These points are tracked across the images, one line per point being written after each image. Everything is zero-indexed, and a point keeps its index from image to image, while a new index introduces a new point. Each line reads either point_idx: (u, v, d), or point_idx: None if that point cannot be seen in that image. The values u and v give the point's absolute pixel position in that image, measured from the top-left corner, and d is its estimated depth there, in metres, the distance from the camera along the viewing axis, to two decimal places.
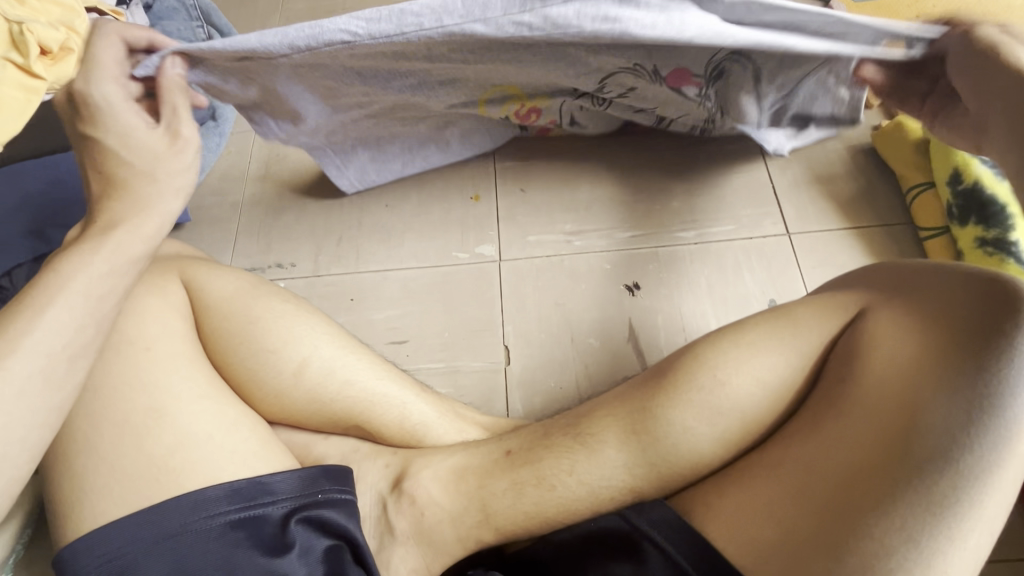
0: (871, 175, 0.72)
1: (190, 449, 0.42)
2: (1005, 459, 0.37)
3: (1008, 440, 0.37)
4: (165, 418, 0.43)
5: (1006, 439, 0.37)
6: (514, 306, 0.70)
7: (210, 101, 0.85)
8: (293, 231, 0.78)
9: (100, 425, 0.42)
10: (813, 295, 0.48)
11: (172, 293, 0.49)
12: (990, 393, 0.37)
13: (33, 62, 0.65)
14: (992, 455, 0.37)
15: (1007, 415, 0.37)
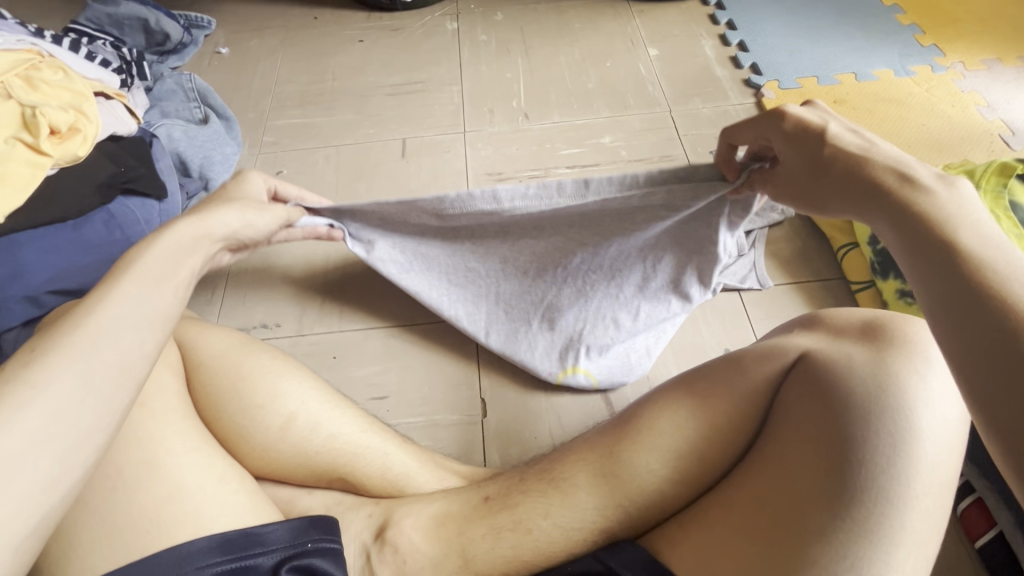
0: (805, 236, 0.81)
1: (181, 502, 0.44)
2: (925, 484, 0.41)
3: (924, 467, 0.41)
4: (157, 471, 0.45)
5: (922, 466, 0.41)
6: (490, 362, 0.74)
7: (203, 173, 0.92)
8: (279, 294, 0.82)
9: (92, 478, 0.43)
10: (760, 343, 0.52)
11: (167, 352, 0.53)
12: (908, 426, 0.42)
13: (44, 142, 0.71)
14: (912, 480, 0.41)
15: (921, 444, 0.41)
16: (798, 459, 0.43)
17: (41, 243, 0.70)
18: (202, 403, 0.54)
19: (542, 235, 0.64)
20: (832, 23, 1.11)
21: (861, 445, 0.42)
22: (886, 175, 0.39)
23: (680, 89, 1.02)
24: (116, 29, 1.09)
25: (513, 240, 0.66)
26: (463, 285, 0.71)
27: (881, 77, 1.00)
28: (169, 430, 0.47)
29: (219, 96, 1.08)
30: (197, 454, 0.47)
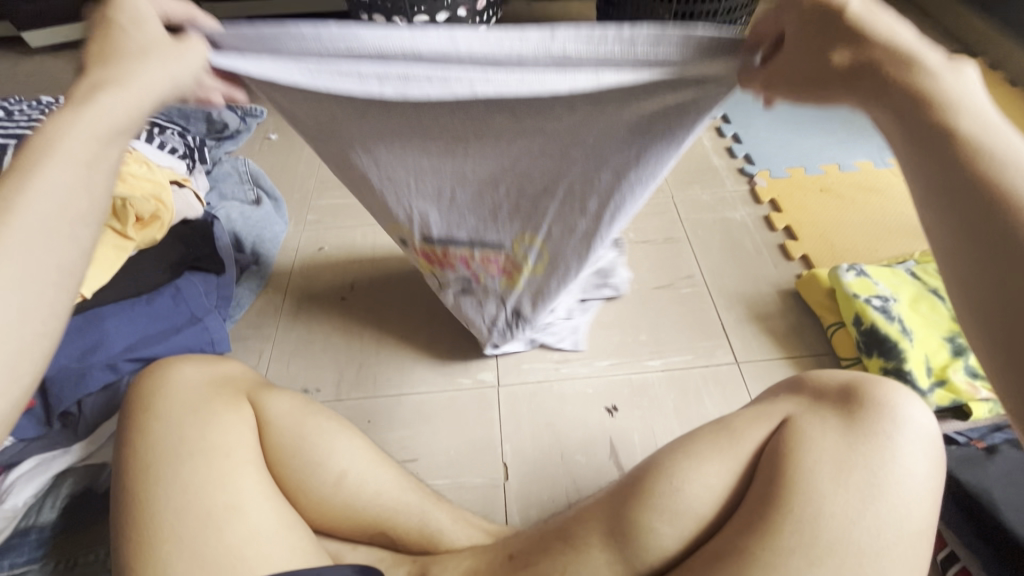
0: (798, 313, 0.89)
1: (260, 541, 0.54)
2: (889, 537, 0.48)
3: (887, 523, 0.48)
4: (239, 515, 0.54)
5: (886, 523, 0.48)
6: (511, 426, 0.81)
7: (255, 248, 1.04)
8: (319, 360, 0.91)
9: (186, 517, 0.53)
10: (750, 407, 0.59)
11: (244, 411, 0.62)
12: (873, 486, 0.49)
13: (131, 228, 0.83)
14: (876, 534, 0.48)
15: (886, 503, 0.48)
16: (771, 494, 0.51)
17: (122, 315, 0.81)
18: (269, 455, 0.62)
19: (522, 132, 0.58)
20: (817, 117, 1.24)
21: (833, 504, 0.49)
22: (921, 50, 0.35)
23: (681, 176, 1.14)
24: (183, 120, 1.25)
25: (486, 138, 0.59)
26: (420, 170, 0.64)
27: (861, 168, 1.12)
28: (249, 478, 0.57)
29: (269, 177, 1.21)
30: (269, 502, 0.57)
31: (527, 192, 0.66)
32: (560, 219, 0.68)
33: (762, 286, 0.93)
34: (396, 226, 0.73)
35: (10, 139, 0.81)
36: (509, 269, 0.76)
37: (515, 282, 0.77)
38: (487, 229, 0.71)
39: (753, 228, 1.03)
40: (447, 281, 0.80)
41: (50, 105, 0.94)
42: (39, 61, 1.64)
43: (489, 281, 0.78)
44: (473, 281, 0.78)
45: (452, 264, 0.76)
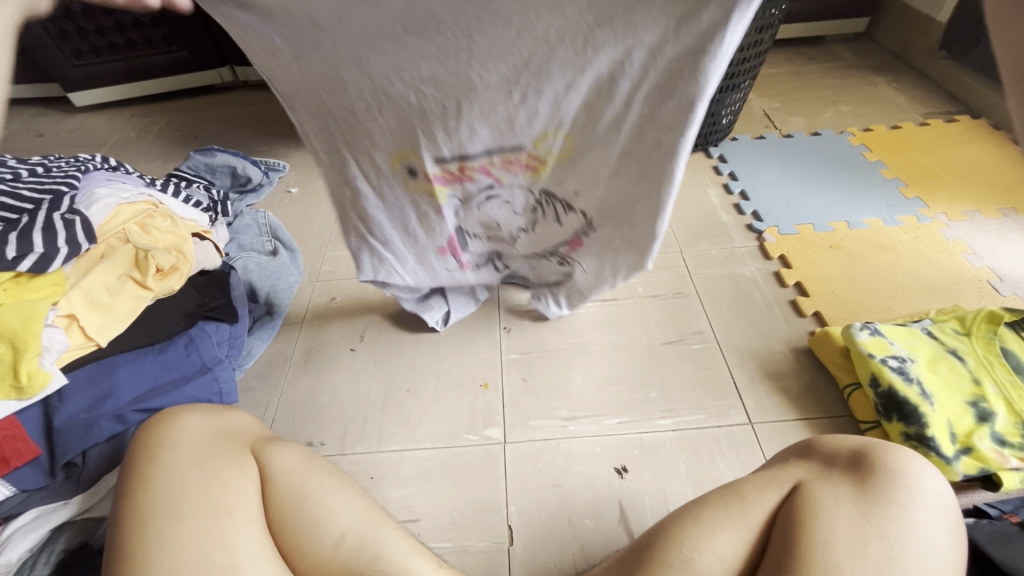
0: (812, 373, 0.87)
1: None
2: None
3: None
4: None
5: None
6: (516, 486, 0.79)
7: (268, 298, 1.06)
8: (325, 413, 0.90)
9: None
10: (761, 470, 0.57)
11: (248, 465, 0.62)
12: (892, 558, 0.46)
13: (151, 279, 0.85)
14: None
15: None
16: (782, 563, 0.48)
17: (134, 364, 0.82)
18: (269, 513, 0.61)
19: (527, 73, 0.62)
20: (823, 176, 1.26)
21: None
22: None
23: (689, 231, 1.15)
24: (209, 174, 1.31)
25: (489, 85, 0.63)
26: (427, 116, 0.66)
27: (870, 225, 1.12)
28: (247, 537, 0.56)
29: (287, 230, 1.25)
30: (268, 564, 0.56)
31: (533, 74, 0.62)
32: (585, 122, 0.67)
33: (774, 344, 0.92)
34: (403, 151, 0.70)
35: (45, 194, 0.85)
36: (534, 165, 0.73)
37: (540, 173, 0.75)
38: (512, 113, 0.66)
39: (763, 284, 1.02)
40: (467, 194, 0.78)
41: (85, 162, 1.00)
42: (82, 120, 1.75)
43: (511, 180, 0.76)
44: (494, 186, 0.77)
45: (469, 176, 0.74)
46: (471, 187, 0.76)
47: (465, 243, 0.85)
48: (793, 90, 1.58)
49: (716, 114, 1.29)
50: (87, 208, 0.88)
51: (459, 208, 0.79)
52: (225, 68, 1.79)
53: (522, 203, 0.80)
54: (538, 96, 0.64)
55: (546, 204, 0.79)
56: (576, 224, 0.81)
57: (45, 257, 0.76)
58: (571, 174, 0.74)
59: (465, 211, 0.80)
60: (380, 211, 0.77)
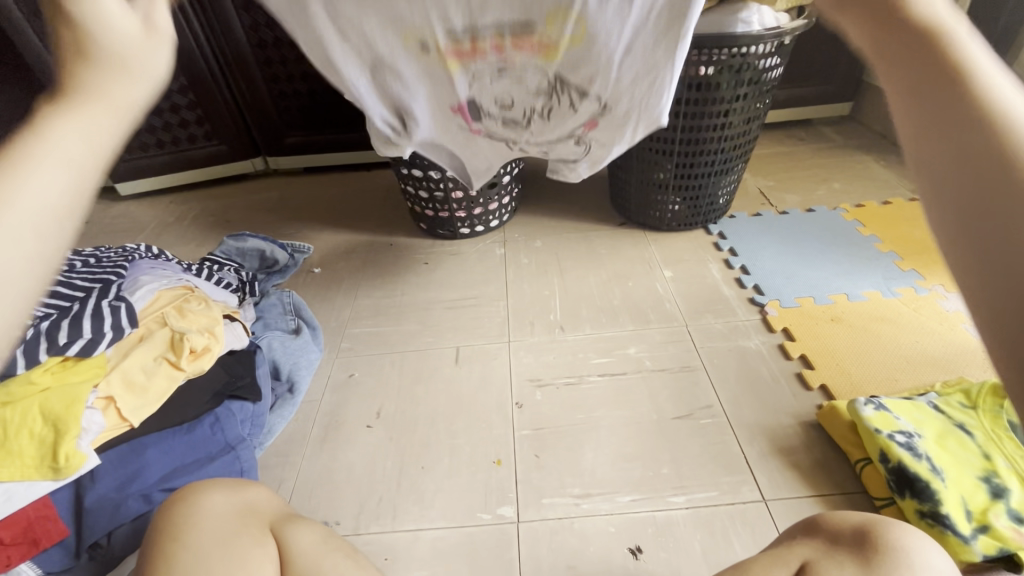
0: (823, 447, 0.88)
1: None
2: None
3: None
4: None
5: None
6: (529, 567, 0.79)
7: (290, 375, 1.10)
8: (341, 492, 0.91)
9: None
10: (771, 547, 0.58)
11: (269, 546, 0.64)
12: None
13: (184, 360, 0.91)
14: None
15: None
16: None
17: (161, 445, 0.85)
18: None
19: None
20: (820, 250, 1.31)
21: None
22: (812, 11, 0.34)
23: (693, 305, 1.20)
24: (240, 258, 1.41)
25: None
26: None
27: (870, 297, 1.16)
28: None
29: (310, 307, 1.32)
30: None
31: None
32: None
33: (782, 418, 0.93)
34: (412, 32, 0.87)
35: (97, 282, 0.94)
36: (543, 42, 0.87)
37: (559, 445, 0.94)
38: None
39: (768, 357, 1.05)
40: (478, 71, 0.92)
41: (132, 252, 1.09)
42: (125, 208, 1.90)
43: (522, 55, 0.89)
44: (531, 436, 0.96)
45: (478, 52, 0.89)
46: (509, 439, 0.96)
47: (476, 115, 1.00)
48: (786, 169, 1.68)
49: (713, 195, 1.38)
50: (132, 293, 0.96)
51: (472, 80, 0.93)
52: (258, 158, 1.95)
53: (530, 80, 0.93)
54: (542, 342, 1.15)
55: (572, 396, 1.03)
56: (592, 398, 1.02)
57: (91, 342, 0.83)
58: (564, 365, 1.09)
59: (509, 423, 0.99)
60: (446, 396, 1.06)
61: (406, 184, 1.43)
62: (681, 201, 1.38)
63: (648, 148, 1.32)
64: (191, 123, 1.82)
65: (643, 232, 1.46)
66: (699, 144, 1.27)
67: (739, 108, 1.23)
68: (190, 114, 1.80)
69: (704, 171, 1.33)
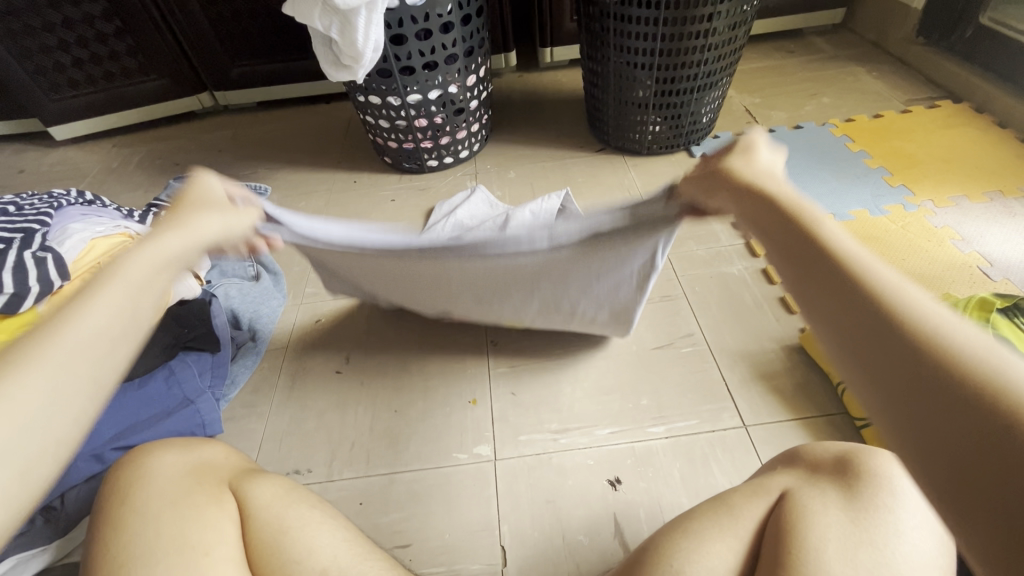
0: (805, 371, 0.86)
1: None
2: None
3: None
4: None
5: None
6: (508, 505, 0.77)
7: (253, 325, 1.04)
8: (313, 438, 0.88)
9: None
10: (751, 480, 0.58)
11: (226, 502, 0.60)
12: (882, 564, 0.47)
13: None
14: None
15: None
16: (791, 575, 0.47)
17: (113, 402, 0.80)
18: (253, 552, 0.58)
19: None
20: (806, 169, 1.25)
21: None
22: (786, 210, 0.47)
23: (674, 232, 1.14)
24: None
25: None
26: None
27: (856, 216, 1.11)
28: None
29: (269, 252, 1.23)
30: None
31: None
32: None
33: (765, 343, 0.90)
34: None
35: (17, 233, 0.84)
36: None
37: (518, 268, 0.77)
38: None
39: (750, 282, 1.01)
40: None
41: (60, 198, 0.98)
42: (64, 154, 1.75)
43: None
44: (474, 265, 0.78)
45: None
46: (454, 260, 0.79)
47: None
48: (773, 85, 1.58)
49: (696, 112, 1.29)
50: (61, 243, 0.87)
51: None
52: (204, 93, 1.79)
53: None
54: None
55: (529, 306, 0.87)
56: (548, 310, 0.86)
57: (16, 297, 0.75)
58: None
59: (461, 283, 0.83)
60: None
61: (364, 114, 1.31)
62: (661, 120, 1.29)
63: (626, 63, 1.21)
64: (124, 56, 1.63)
65: (621, 157, 1.38)
66: (681, 55, 1.16)
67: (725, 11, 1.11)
68: (119, 45, 1.61)
69: (685, 87, 1.23)
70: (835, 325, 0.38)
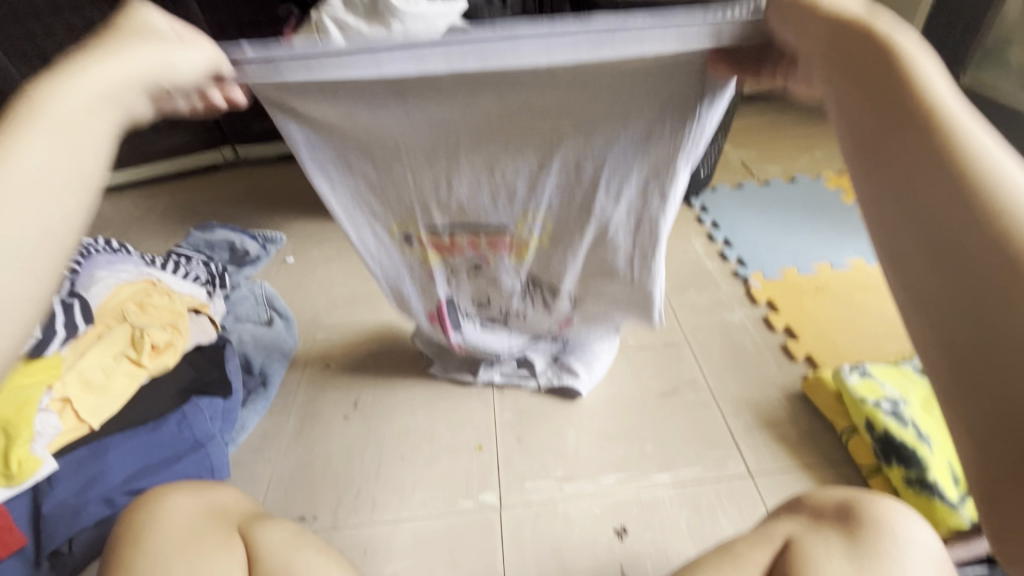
0: (809, 419, 0.86)
1: None
2: None
3: None
4: None
5: None
6: (514, 555, 0.77)
7: (263, 370, 1.06)
8: (319, 483, 0.89)
9: None
10: (755, 527, 0.58)
11: (235, 547, 0.60)
12: None
13: (145, 357, 0.87)
14: None
15: None
16: None
17: (124, 446, 0.81)
18: None
19: None
20: (803, 220, 1.29)
21: None
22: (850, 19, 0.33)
23: (676, 281, 1.17)
24: (208, 250, 1.36)
25: None
26: None
27: (853, 266, 1.14)
28: None
29: (282, 298, 1.27)
30: None
31: None
32: None
33: (768, 390, 0.91)
34: None
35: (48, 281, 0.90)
36: None
37: (524, 255, 0.77)
38: None
39: (752, 330, 1.03)
40: None
41: (87, 246, 1.03)
42: None
43: None
44: (481, 263, 0.79)
45: None
46: (459, 259, 0.79)
47: None
48: (768, 140, 1.65)
49: None
50: (88, 289, 0.92)
51: None
52: (226, 147, 1.88)
53: None
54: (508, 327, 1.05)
55: (533, 290, 0.82)
56: (564, 310, 0.85)
57: (41, 341, 0.80)
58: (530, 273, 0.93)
59: (454, 286, 0.82)
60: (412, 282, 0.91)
61: None
62: None
63: None
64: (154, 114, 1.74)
65: None
66: None
67: None
68: None
69: None
70: (880, 159, 0.28)
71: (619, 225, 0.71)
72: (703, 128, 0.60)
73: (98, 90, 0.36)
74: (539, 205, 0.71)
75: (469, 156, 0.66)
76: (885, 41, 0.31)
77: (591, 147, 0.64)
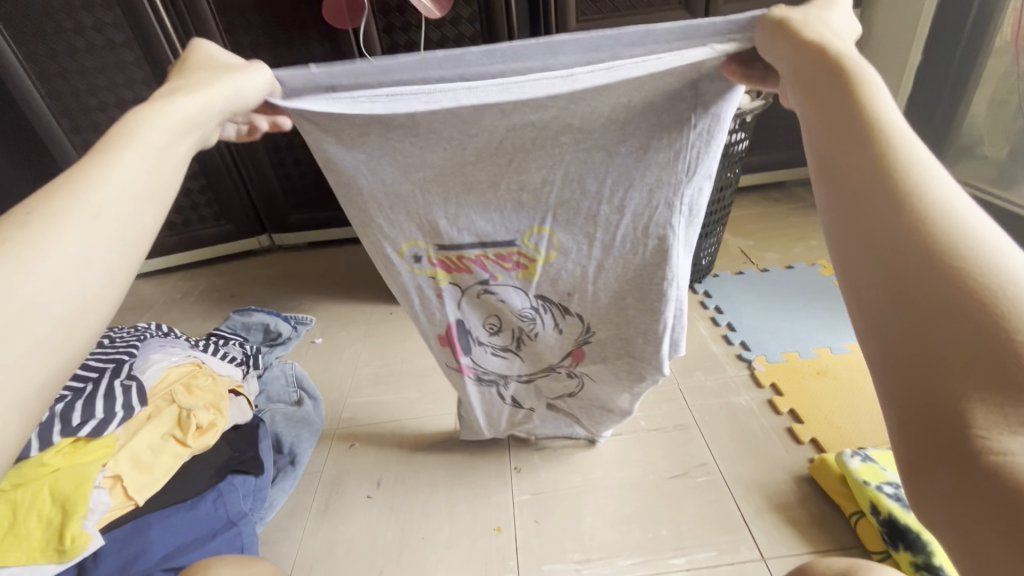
0: (817, 502, 0.89)
1: None
2: None
3: None
4: None
5: None
6: None
7: (292, 448, 1.12)
8: (343, 563, 0.92)
9: None
10: None
11: None
12: None
13: (190, 437, 0.94)
14: None
15: None
16: None
17: (165, 523, 0.87)
18: None
19: None
20: (802, 305, 1.37)
21: None
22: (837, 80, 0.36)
23: (683, 364, 1.23)
24: (244, 332, 1.46)
25: None
26: None
27: (851, 349, 1.20)
28: None
29: (310, 378, 1.35)
30: None
31: None
32: None
33: (777, 473, 0.95)
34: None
35: (109, 362, 0.97)
36: None
37: (532, 274, 0.74)
38: None
39: (758, 413, 1.08)
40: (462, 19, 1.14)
41: (143, 331, 1.14)
42: (134, 287, 1.98)
43: None
44: (491, 282, 0.75)
45: None
46: (469, 279, 0.75)
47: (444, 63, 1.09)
48: (763, 229, 1.77)
49: (695, 256, 1.46)
50: (143, 370, 0.99)
51: None
52: (263, 235, 2.05)
53: None
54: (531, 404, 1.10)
55: (544, 309, 0.78)
56: (574, 336, 0.81)
57: (103, 421, 0.86)
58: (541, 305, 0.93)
59: (466, 309, 0.79)
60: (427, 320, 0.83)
61: None
62: None
63: None
64: (202, 206, 1.92)
65: None
66: None
67: (712, 178, 1.33)
68: (200, 197, 1.90)
69: None
70: (840, 181, 0.33)
71: (629, 235, 0.69)
72: (710, 134, 0.61)
73: (179, 109, 0.44)
74: (545, 220, 0.68)
75: (480, 167, 0.64)
76: (845, 72, 0.36)
77: (592, 164, 0.64)
